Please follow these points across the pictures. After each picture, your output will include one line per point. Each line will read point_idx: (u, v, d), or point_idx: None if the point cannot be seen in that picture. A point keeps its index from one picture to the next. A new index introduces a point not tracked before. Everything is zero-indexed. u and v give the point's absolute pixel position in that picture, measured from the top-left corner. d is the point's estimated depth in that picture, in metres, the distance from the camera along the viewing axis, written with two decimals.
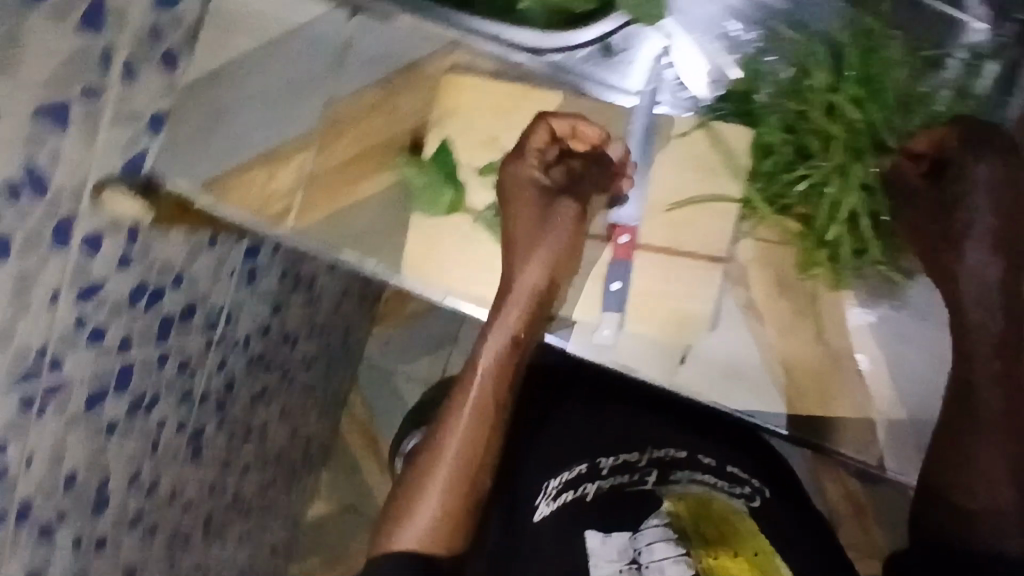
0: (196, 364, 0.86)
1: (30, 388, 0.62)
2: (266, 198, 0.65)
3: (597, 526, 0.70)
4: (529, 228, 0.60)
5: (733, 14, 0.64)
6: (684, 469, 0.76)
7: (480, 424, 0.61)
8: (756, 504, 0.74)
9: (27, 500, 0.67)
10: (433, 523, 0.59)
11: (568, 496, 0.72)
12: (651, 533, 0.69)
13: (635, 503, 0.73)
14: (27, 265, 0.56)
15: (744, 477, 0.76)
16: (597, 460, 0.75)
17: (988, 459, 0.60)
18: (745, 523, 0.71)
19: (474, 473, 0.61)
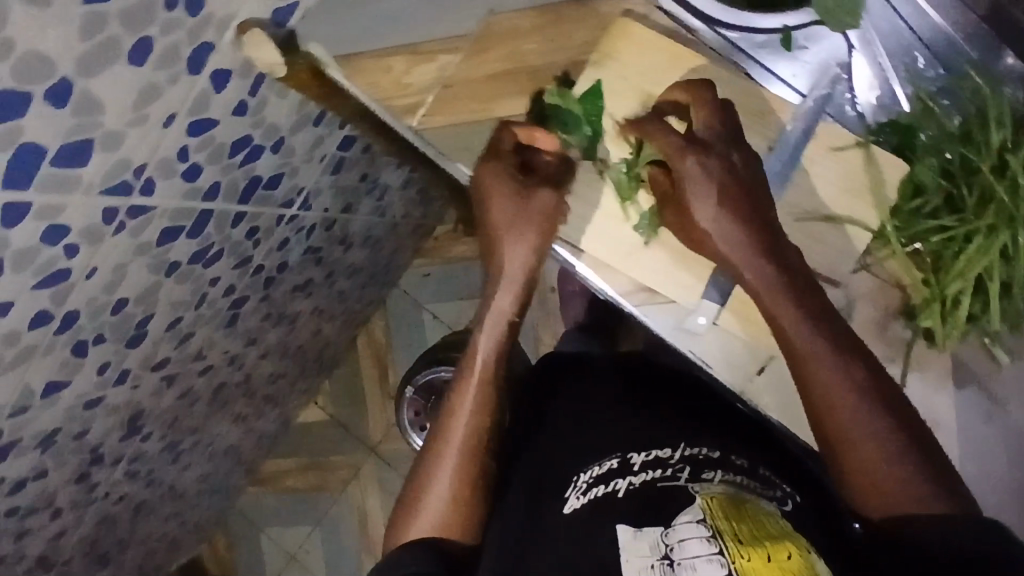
0: (261, 234, 0.85)
1: (117, 202, 0.60)
2: (395, 86, 0.65)
3: (629, 521, 0.57)
4: (509, 218, 0.62)
5: (920, 47, 0.63)
6: (717, 469, 0.63)
7: (483, 403, 0.66)
8: (789, 508, 0.60)
9: (77, 311, 0.66)
10: (446, 508, 0.63)
11: (599, 491, 0.63)
12: (687, 529, 0.53)
13: (665, 494, 0.59)
14: (158, 79, 0.55)
15: (774, 481, 0.64)
16: (629, 455, 0.66)
17: (878, 441, 0.57)
18: (784, 525, 0.54)
19: (478, 456, 0.65)
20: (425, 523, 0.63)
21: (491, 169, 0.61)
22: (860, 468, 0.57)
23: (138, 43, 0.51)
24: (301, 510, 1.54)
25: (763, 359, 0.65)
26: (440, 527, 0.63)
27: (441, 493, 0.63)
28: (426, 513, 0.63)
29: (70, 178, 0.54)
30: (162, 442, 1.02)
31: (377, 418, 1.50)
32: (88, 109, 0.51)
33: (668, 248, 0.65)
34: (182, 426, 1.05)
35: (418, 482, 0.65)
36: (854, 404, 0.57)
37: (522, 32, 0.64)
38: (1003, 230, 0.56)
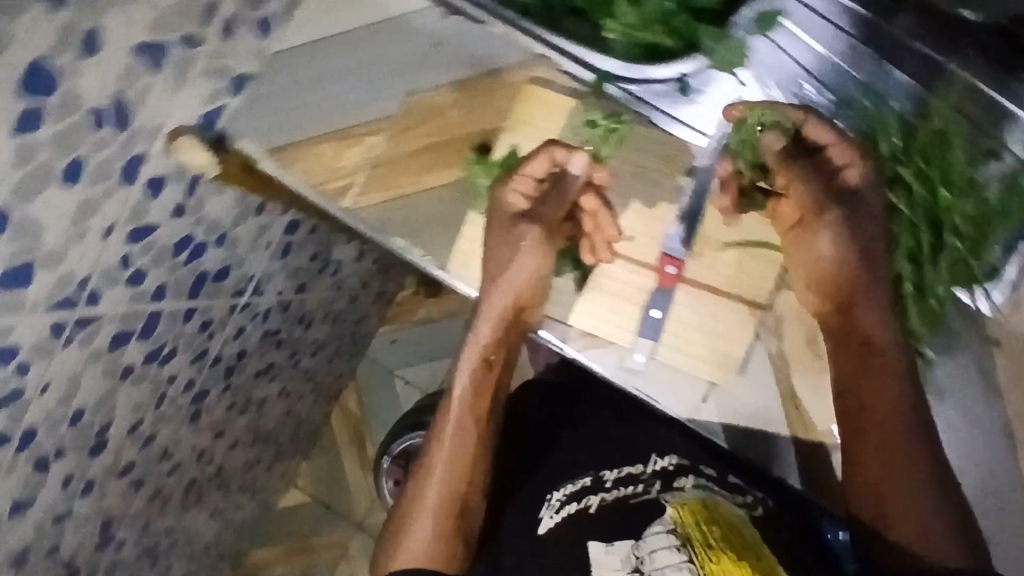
0: (216, 325, 0.86)
1: (64, 316, 0.62)
2: (328, 171, 0.66)
3: (602, 537, 0.63)
4: (501, 247, 0.65)
5: (806, 77, 0.64)
6: (690, 476, 0.68)
7: (462, 441, 0.66)
8: (759, 513, 0.65)
9: (34, 427, 0.67)
10: (429, 540, 0.63)
11: (573, 508, 0.67)
12: (657, 541, 0.61)
13: (637, 510, 0.65)
14: (93, 194, 0.57)
15: (746, 486, 0.68)
16: (602, 473, 0.70)
17: (887, 455, 0.58)
18: (754, 533, 0.63)
19: (454, 494, 0.65)
20: (413, 550, 0.63)
21: (501, 190, 0.64)
22: (905, 522, 0.57)
23: (69, 165, 0.53)
24: None
25: (705, 386, 0.63)
26: (427, 555, 0.63)
27: (425, 522, 0.64)
28: (415, 542, 0.63)
29: (14, 299, 0.56)
30: (136, 548, 1.00)
31: (360, 493, 1.49)
32: (25, 232, 0.53)
33: (604, 292, 0.64)
34: (156, 528, 1.03)
35: (403, 511, 0.65)
36: (912, 444, 0.58)
37: (442, 109, 0.65)
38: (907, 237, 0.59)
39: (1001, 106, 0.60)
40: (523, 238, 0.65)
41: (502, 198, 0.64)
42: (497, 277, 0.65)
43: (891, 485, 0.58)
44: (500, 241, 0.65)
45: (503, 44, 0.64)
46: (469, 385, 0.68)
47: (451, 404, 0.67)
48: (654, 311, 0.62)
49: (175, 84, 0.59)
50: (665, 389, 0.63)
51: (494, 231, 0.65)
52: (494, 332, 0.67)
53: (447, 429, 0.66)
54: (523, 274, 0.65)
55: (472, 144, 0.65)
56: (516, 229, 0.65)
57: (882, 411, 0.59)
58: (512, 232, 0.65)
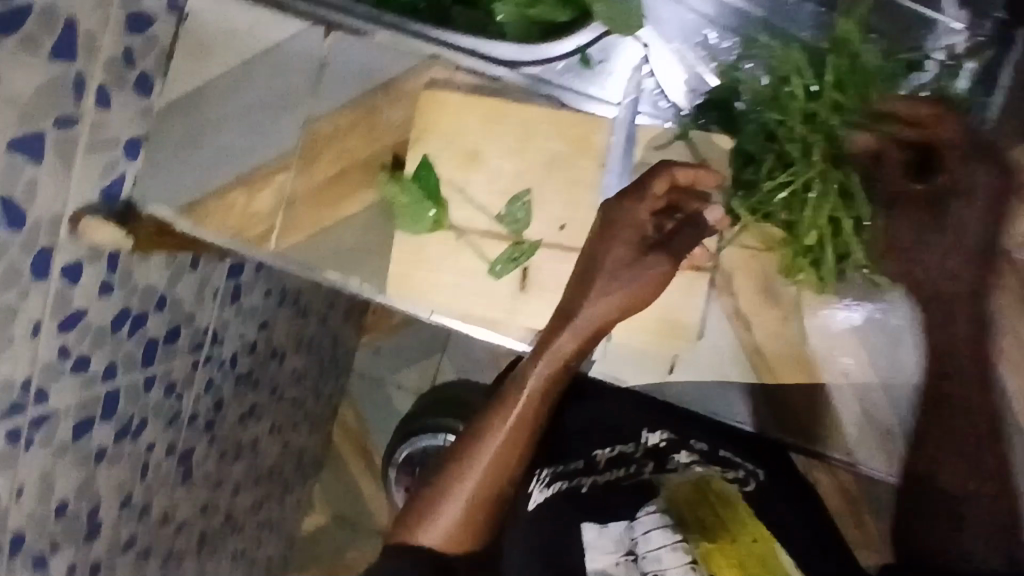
0: (182, 386, 0.85)
1: (15, 422, 0.60)
2: (242, 220, 0.64)
3: (594, 519, 0.62)
4: (618, 270, 0.55)
5: (708, 25, 0.61)
6: (683, 451, 0.66)
7: (513, 446, 0.62)
8: (748, 489, 0.65)
9: (15, 534, 0.66)
10: (454, 524, 0.62)
11: (562, 486, 0.66)
12: (649, 521, 0.59)
13: (626, 492, 0.64)
14: (6, 301, 0.55)
15: (734, 458, 0.67)
16: (593, 453, 0.68)
17: (952, 457, 0.61)
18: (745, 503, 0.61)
19: (491, 486, 0.62)
20: (437, 532, 0.62)
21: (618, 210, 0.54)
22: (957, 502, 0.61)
23: None
24: None
25: (669, 360, 0.61)
26: (451, 541, 0.62)
27: (452, 511, 0.62)
28: (439, 526, 0.62)
29: None
30: None
31: (379, 502, 1.50)
32: None
33: (546, 288, 0.60)
34: None
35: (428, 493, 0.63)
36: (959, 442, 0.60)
37: (343, 131, 0.62)
38: (831, 174, 0.55)
39: (905, 9, 0.61)
40: (654, 267, 0.55)
41: (630, 216, 0.54)
42: (594, 293, 0.56)
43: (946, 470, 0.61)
44: (623, 271, 0.55)
45: (394, 52, 0.61)
46: (538, 388, 0.60)
47: (514, 407, 0.61)
48: None
49: (62, 169, 0.56)
50: (623, 368, 0.62)
51: (619, 250, 0.55)
52: (578, 346, 0.58)
53: (498, 436, 0.61)
54: (632, 299, 0.55)
55: (383, 160, 0.62)
56: (644, 258, 0.55)
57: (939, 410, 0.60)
58: (638, 259, 0.54)
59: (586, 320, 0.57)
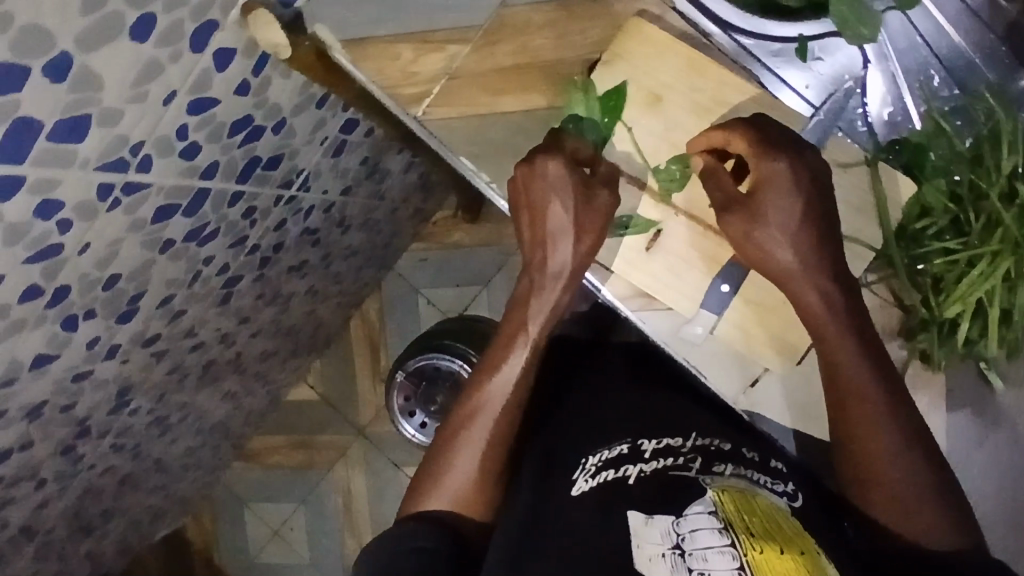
0: (258, 214, 0.84)
1: (114, 178, 0.59)
2: (403, 74, 0.62)
3: (640, 509, 0.54)
4: (569, 220, 0.57)
5: (935, 65, 0.59)
6: (730, 464, 0.59)
7: (513, 396, 0.60)
8: (798, 506, 0.56)
9: (69, 285, 0.65)
10: (466, 489, 0.60)
11: (608, 475, 0.59)
12: (699, 520, 0.51)
13: (679, 486, 0.56)
14: (159, 55, 0.53)
15: (785, 476, 0.59)
16: (639, 442, 0.62)
17: (878, 456, 0.55)
18: (793, 524, 0.52)
19: (496, 446, 0.60)
20: (448, 496, 0.60)
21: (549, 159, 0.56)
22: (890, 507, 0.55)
23: (140, 19, 0.50)
24: (287, 488, 1.55)
25: (758, 371, 0.61)
26: (461, 505, 0.60)
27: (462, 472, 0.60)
28: (448, 493, 0.60)
29: (67, 153, 0.53)
30: (150, 417, 1.01)
31: (367, 401, 1.50)
32: (86, 84, 0.50)
33: (670, 254, 0.59)
34: (171, 401, 1.04)
35: (434, 456, 0.61)
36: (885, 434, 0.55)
37: (535, 26, 0.60)
38: (1006, 258, 0.52)
39: None
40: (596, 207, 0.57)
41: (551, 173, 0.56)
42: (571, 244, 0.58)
43: (874, 465, 0.55)
44: (566, 216, 0.57)
45: None
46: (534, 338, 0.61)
47: (511, 358, 0.60)
48: (722, 284, 0.59)
49: None
50: (715, 367, 0.61)
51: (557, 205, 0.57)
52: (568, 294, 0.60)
53: (498, 385, 0.60)
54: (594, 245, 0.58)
55: (563, 72, 0.60)
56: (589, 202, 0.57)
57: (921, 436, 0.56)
58: (590, 202, 0.57)
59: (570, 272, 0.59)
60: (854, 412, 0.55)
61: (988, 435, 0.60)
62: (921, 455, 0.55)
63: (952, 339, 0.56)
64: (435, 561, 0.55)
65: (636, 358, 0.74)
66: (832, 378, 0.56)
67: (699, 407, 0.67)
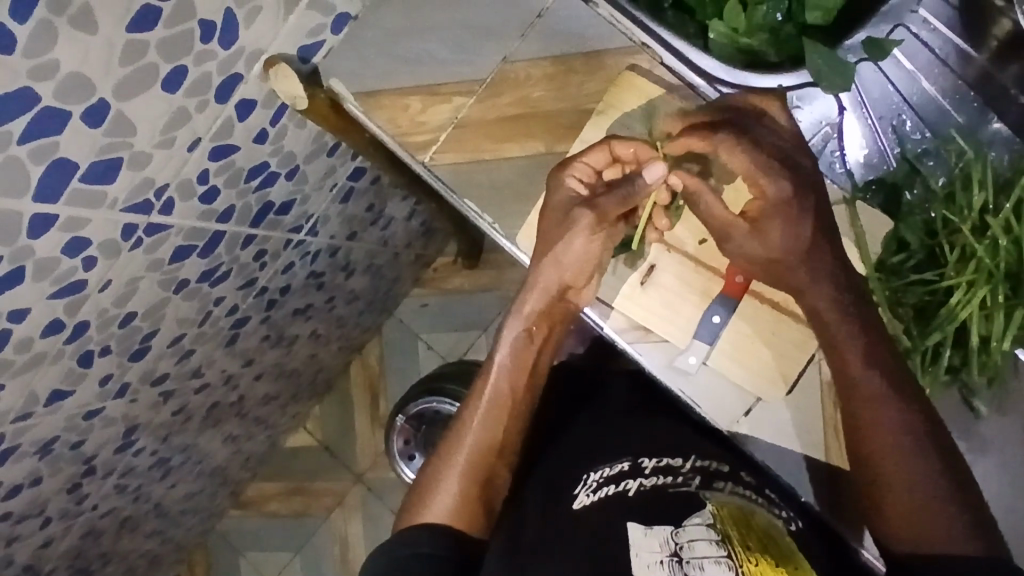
0: (268, 257, 0.87)
1: (138, 218, 0.62)
2: (412, 123, 0.66)
3: (639, 520, 0.56)
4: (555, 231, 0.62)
5: (908, 110, 0.63)
6: (728, 481, 0.62)
7: (495, 408, 0.65)
8: (795, 528, 0.60)
9: (88, 322, 0.67)
10: (455, 501, 0.63)
11: (609, 490, 0.62)
12: (697, 531, 0.53)
13: (675, 500, 0.58)
14: (187, 105, 0.58)
15: (780, 502, 0.63)
16: (640, 460, 0.65)
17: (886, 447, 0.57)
18: (788, 544, 0.55)
19: (483, 463, 0.64)
20: (439, 509, 0.62)
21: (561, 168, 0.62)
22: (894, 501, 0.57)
23: (173, 71, 0.54)
24: (283, 536, 1.54)
25: (751, 402, 0.62)
26: (452, 518, 0.62)
27: (451, 486, 0.63)
28: (438, 506, 0.62)
29: (97, 194, 0.56)
30: (153, 458, 1.02)
31: (366, 446, 1.51)
32: (121, 130, 0.54)
33: (665, 288, 0.63)
34: (174, 443, 1.05)
35: (430, 474, 0.65)
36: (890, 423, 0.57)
37: (534, 79, 0.65)
38: (980, 287, 0.54)
39: None
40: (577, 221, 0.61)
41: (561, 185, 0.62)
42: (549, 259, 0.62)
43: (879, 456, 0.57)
44: (557, 226, 0.62)
45: (610, 28, 0.64)
46: (511, 355, 0.66)
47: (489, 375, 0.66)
48: (713, 316, 0.62)
49: (283, 12, 0.60)
50: (709, 396, 0.63)
51: (551, 215, 0.62)
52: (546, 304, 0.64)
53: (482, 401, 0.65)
54: (581, 260, 0.62)
55: (561, 120, 0.65)
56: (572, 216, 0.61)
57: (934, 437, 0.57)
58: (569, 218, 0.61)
59: (549, 286, 0.63)
60: (866, 411, 0.57)
61: (977, 463, 0.62)
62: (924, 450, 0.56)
63: (935, 367, 0.59)
64: (434, 566, 0.57)
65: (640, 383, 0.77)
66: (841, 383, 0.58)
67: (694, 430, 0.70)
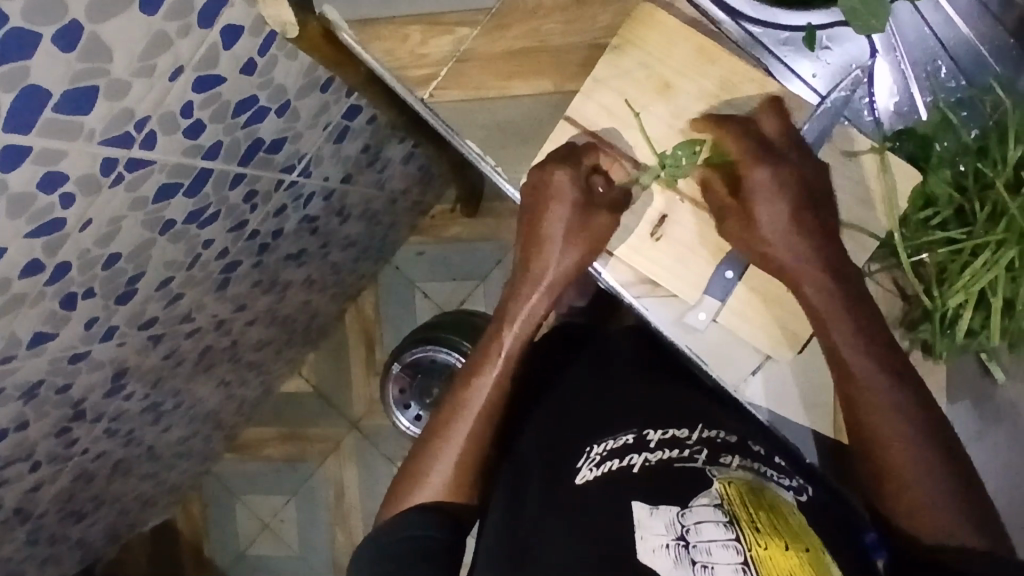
0: (259, 199, 0.83)
1: (118, 154, 0.58)
2: (411, 56, 0.62)
3: (644, 500, 0.54)
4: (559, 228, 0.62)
5: (943, 55, 0.59)
6: (736, 454, 0.59)
7: (500, 384, 0.65)
8: (805, 499, 0.57)
9: (68, 263, 0.64)
10: (456, 476, 0.63)
11: (613, 465, 0.60)
12: (703, 512, 0.51)
13: (682, 476, 0.56)
14: (168, 29, 0.53)
15: (792, 470, 0.60)
16: (645, 433, 0.62)
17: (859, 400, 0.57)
18: (798, 521, 0.52)
19: (478, 445, 0.64)
20: (437, 485, 0.62)
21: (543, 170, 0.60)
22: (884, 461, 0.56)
23: None
24: (278, 480, 1.54)
25: (759, 360, 0.61)
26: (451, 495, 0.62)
27: (449, 461, 0.63)
28: (435, 482, 0.62)
29: (73, 126, 0.52)
30: (143, 403, 1.01)
31: (360, 394, 1.50)
32: (95, 55, 0.49)
33: (679, 241, 0.59)
34: (166, 387, 1.03)
35: (426, 445, 0.64)
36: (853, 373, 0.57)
37: (544, 11, 0.60)
38: (1009, 247, 0.52)
39: None
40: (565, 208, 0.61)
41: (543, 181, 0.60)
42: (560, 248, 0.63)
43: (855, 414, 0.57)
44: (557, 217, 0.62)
45: None
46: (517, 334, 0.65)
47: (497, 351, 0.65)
48: (727, 271, 0.59)
49: None
50: (717, 352, 0.61)
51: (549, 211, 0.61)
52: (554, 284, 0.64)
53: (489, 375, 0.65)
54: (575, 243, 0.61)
55: (573, 57, 0.60)
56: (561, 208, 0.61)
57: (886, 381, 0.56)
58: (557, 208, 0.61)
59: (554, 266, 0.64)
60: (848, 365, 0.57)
61: (989, 428, 0.60)
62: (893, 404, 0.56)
63: (952, 331, 0.56)
64: (428, 550, 0.57)
65: (644, 347, 0.75)
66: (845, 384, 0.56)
67: (701, 397, 0.68)
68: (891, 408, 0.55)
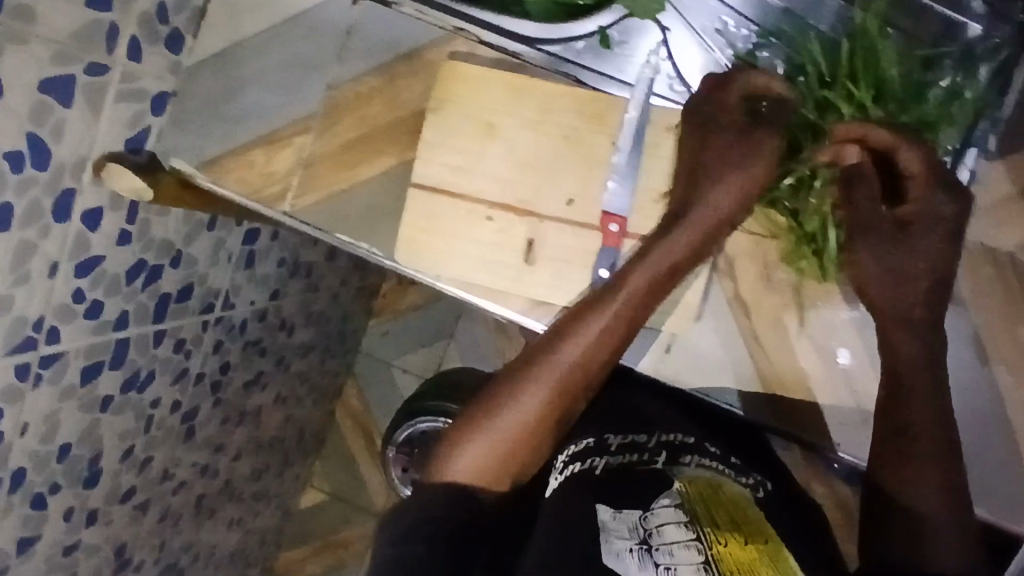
0: (191, 344, 0.86)
1: (26, 357, 0.62)
2: (260, 178, 0.65)
3: (607, 501, 0.56)
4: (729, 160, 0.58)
5: (726, 11, 0.63)
6: (693, 453, 0.66)
7: (614, 333, 0.57)
8: (762, 495, 0.64)
9: (20, 470, 0.67)
10: (480, 457, 0.55)
11: (576, 467, 0.61)
12: (663, 514, 0.54)
13: (642, 479, 0.60)
14: (28, 236, 0.57)
15: (745, 467, 0.68)
16: (604, 435, 0.66)
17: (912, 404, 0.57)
18: (755, 512, 0.58)
19: (541, 417, 0.56)
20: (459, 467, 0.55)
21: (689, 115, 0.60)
22: (908, 494, 0.56)
23: None
24: None
25: (666, 339, 0.65)
26: (473, 476, 0.55)
27: (477, 445, 0.55)
28: (457, 464, 0.55)
29: None
30: (157, 569, 1.02)
31: (375, 484, 1.51)
32: None
33: (552, 260, 0.62)
34: (175, 546, 1.04)
35: (454, 427, 0.57)
36: (911, 335, 0.58)
37: (363, 98, 0.64)
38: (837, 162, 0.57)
39: (931, 13, 0.64)
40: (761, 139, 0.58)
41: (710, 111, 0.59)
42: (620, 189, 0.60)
43: (910, 416, 0.57)
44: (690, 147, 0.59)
45: (420, 24, 0.63)
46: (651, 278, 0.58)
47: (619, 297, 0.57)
48: (602, 269, 0.61)
49: (91, 115, 0.59)
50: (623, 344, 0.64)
51: (704, 144, 0.59)
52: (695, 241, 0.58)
53: (587, 331, 0.56)
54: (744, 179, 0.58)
55: (400, 129, 0.64)
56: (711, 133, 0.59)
57: (926, 367, 0.57)
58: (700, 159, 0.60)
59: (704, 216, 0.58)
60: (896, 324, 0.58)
61: None
62: (928, 393, 0.57)
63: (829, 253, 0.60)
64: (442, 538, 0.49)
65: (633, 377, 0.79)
66: (889, 364, 0.58)
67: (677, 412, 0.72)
68: (929, 399, 0.57)
